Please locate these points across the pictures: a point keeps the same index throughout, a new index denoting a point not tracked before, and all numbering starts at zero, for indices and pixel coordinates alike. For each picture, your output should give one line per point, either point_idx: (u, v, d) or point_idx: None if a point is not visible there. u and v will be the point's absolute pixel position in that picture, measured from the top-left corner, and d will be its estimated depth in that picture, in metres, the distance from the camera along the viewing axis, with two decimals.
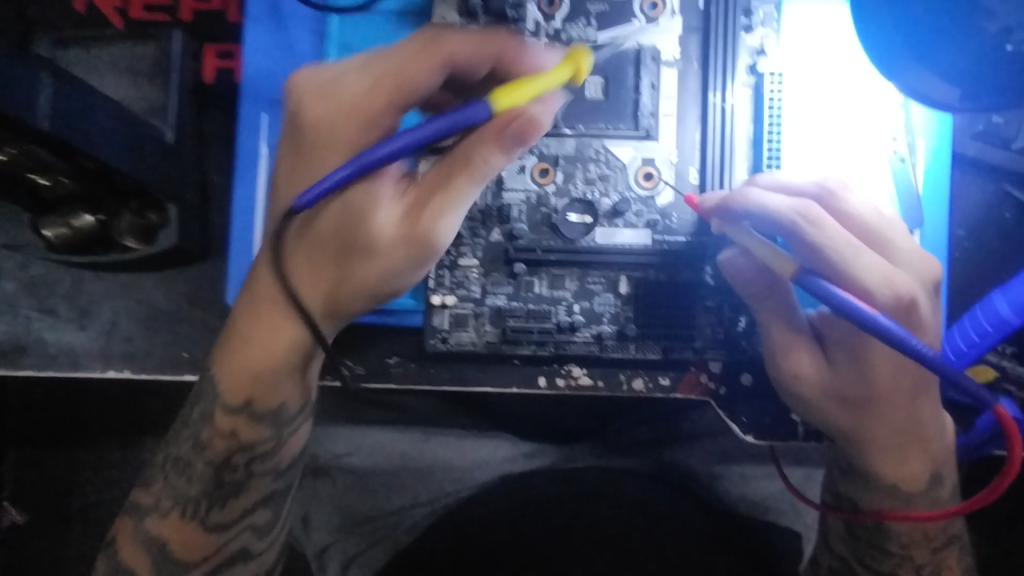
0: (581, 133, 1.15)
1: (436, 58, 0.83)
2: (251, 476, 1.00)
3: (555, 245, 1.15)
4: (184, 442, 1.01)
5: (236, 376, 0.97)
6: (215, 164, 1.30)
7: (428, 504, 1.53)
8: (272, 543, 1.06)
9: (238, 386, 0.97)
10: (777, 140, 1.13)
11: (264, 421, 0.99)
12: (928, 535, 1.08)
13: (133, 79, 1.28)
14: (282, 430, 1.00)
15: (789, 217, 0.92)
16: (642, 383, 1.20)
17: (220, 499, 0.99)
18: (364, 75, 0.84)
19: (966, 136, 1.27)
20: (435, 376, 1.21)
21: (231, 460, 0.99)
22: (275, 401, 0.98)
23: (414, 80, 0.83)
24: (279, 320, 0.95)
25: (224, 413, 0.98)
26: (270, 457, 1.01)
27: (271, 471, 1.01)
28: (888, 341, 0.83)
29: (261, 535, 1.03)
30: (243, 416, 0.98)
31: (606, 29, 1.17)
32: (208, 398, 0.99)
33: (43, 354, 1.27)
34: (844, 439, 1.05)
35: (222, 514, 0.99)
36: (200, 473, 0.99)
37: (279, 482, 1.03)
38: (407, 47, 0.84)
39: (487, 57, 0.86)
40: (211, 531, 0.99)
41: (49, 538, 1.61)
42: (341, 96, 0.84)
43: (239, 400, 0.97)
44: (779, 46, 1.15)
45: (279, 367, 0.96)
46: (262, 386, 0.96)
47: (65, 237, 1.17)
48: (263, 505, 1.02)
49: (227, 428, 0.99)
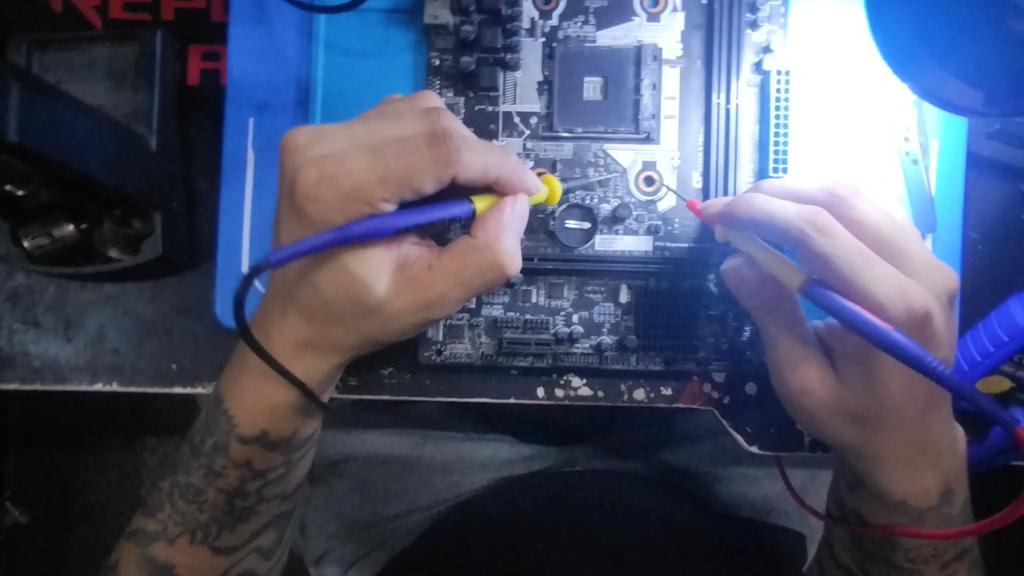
0: (579, 136, 1.11)
1: (443, 170, 0.82)
2: (261, 500, 1.04)
3: (553, 254, 1.11)
4: (194, 470, 1.01)
5: (250, 410, 0.98)
6: (203, 171, 1.30)
7: (427, 508, 1.45)
8: (274, 563, 1.11)
9: (254, 421, 0.98)
10: (784, 143, 1.09)
11: (277, 449, 1.00)
12: (937, 551, 1.03)
13: (113, 83, 1.23)
14: (293, 455, 1.03)
15: (798, 226, 0.86)
16: (643, 394, 1.15)
17: (230, 525, 1.02)
18: (369, 167, 0.82)
19: (979, 135, 1.24)
20: (430, 388, 1.16)
21: (243, 488, 1.02)
22: (288, 430, 0.99)
23: (416, 190, 0.82)
24: (289, 360, 0.94)
25: (239, 444, 0.99)
26: (279, 483, 1.05)
27: (278, 494, 1.05)
28: (901, 357, 0.77)
29: (266, 556, 1.08)
30: (257, 445, 0.99)
31: (604, 27, 1.12)
32: (221, 429, 1.00)
33: (28, 367, 1.27)
34: (853, 455, 1.01)
35: (231, 538, 1.03)
36: (212, 502, 1.01)
37: (285, 505, 1.07)
38: (418, 149, 0.81)
39: (487, 172, 0.86)
40: (220, 554, 1.02)
41: (53, 539, 1.55)
42: (346, 184, 0.82)
43: (254, 434, 0.98)
44: (785, 45, 1.11)
45: (296, 405, 0.97)
46: (277, 420, 0.98)
47: (45, 248, 1.11)
48: (269, 527, 1.07)
49: (241, 458, 1.00)
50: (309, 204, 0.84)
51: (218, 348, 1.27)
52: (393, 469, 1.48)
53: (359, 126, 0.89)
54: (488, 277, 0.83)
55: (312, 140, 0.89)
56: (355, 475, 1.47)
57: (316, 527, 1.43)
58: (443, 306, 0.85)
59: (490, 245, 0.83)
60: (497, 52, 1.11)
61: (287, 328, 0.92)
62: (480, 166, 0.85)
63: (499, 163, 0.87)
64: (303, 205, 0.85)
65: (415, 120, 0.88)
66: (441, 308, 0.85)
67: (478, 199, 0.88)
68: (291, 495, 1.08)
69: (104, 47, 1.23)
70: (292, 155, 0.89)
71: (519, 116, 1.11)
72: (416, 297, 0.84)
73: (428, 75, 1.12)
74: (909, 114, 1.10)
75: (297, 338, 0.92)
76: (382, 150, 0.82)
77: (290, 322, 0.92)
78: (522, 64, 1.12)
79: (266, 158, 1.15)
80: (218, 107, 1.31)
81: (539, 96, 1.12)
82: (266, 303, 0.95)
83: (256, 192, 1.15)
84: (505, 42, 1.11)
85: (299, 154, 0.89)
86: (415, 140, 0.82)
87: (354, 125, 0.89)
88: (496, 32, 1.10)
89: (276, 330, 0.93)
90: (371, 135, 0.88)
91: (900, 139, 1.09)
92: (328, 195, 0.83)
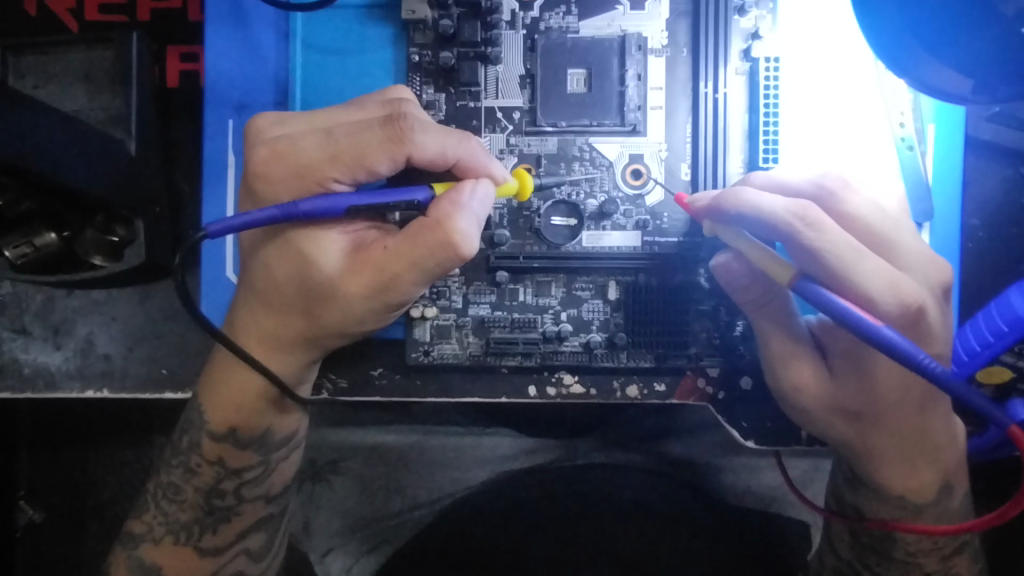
0: (564, 130, 1.08)
1: (396, 150, 0.80)
2: (242, 501, 1.00)
3: (539, 251, 1.09)
4: (173, 469, 0.99)
5: (219, 403, 0.96)
6: (185, 173, 1.30)
7: (428, 505, 1.43)
8: (268, 566, 1.06)
9: (223, 417, 0.96)
10: (774, 131, 1.06)
11: (250, 447, 0.98)
12: (936, 544, 1.01)
13: (91, 88, 1.22)
14: (270, 454, 1.00)
15: (787, 220, 0.83)
16: (636, 390, 1.13)
17: (212, 526, 0.99)
18: (320, 146, 0.81)
19: (979, 119, 1.20)
20: (421, 388, 1.14)
21: (220, 487, 0.99)
22: (260, 427, 0.97)
23: (369, 171, 0.81)
24: (263, 355, 0.92)
25: (211, 441, 0.97)
26: (259, 483, 1.01)
27: (261, 496, 1.01)
28: (893, 355, 0.74)
29: (256, 557, 1.03)
30: (230, 443, 0.97)
31: (587, 16, 1.09)
32: (194, 426, 0.98)
33: (19, 374, 1.28)
34: (846, 450, 0.99)
35: (215, 539, 0.99)
36: (191, 502, 0.98)
37: (270, 506, 1.03)
38: (371, 129, 0.80)
39: (447, 154, 0.84)
40: (205, 556, 0.99)
41: (65, 539, 1.53)
42: (297, 163, 0.82)
43: (223, 430, 0.96)
44: (775, 30, 1.08)
45: (262, 400, 0.95)
46: (245, 415, 0.96)
47: (28, 257, 1.09)
48: (256, 529, 1.02)
49: (214, 455, 0.98)
50: (282, 200, 0.83)
51: (206, 351, 1.27)
52: (390, 465, 1.45)
53: (320, 111, 0.88)
54: (442, 257, 0.79)
55: (272, 122, 0.88)
56: (355, 473, 1.45)
57: (319, 524, 1.43)
58: (400, 288, 0.82)
59: (441, 223, 0.78)
60: (477, 46, 1.09)
61: (252, 319, 0.91)
62: (436, 147, 0.83)
63: (456, 147, 0.84)
64: (277, 206, 0.84)
65: (375, 105, 0.88)
66: (398, 291, 0.82)
67: (437, 183, 0.85)
68: (276, 496, 1.03)
69: (80, 51, 1.22)
70: (252, 139, 0.87)
71: (502, 111, 1.09)
72: (372, 279, 0.82)
73: (407, 70, 1.10)
74: (904, 99, 1.07)
75: (263, 329, 0.91)
76: (335, 131, 0.82)
77: (256, 314, 0.90)
78: (504, 57, 1.09)
79: (246, 159, 1.13)
80: (200, 109, 1.29)
81: (522, 90, 1.09)
82: (234, 295, 0.94)
83: (239, 192, 1.14)
84: (484, 36, 1.08)
85: (258, 136, 0.89)
86: (369, 122, 0.81)
87: (316, 111, 0.89)
88: (475, 26, 1.08)
89: (243, 323, 0.92)
90: (330, 118, 0.87)
91: (895, 125, 1.06)
92: (308, 197, 0.81)
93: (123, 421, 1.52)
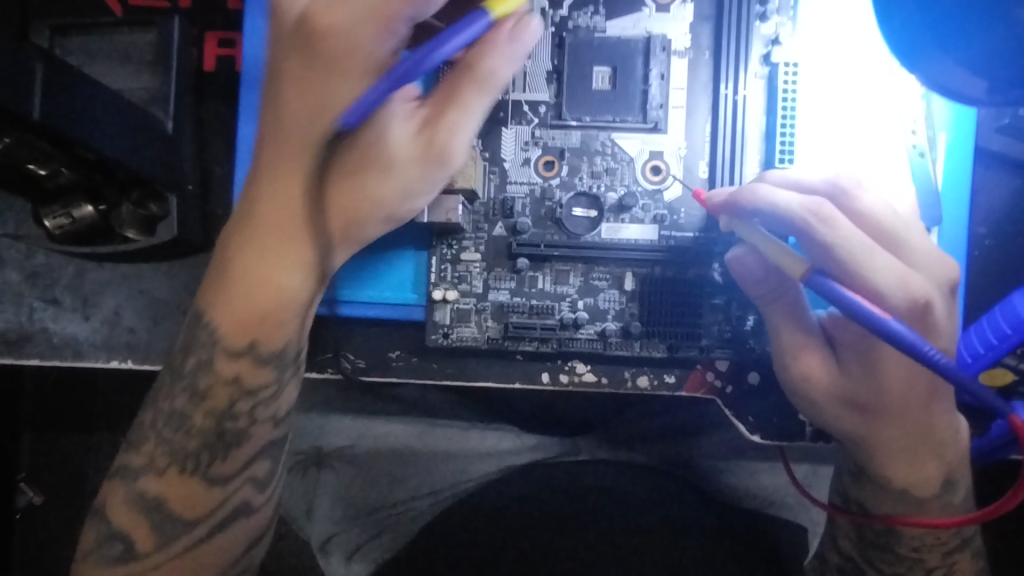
0: (587, 125, 1.12)
1: None
2: (254, 422, 0.93)
3: (558, 241, 1.13)
4: (176, 395, 0.92)
5: (236, 311, 0.91)
6: (216, 154, 1.33)
7: (431, 494, 1.45)
8: (271, 499, 0.98)
9: (242, 328, 0.91)
10: (790, 133, 1.10)
11: (268, 363, 0.93)
12: (940, 539, 1.04)
13: (133, 69, 1.27)
14: (285, 373, 0.95)
15: (801, 216, 0.87)
16: (647, 381, 1.17)
17: (221, 452, 0.91)
18: None
19: (990, 130, 1.25)
20: (436, 371, 1.20)
21: (233, 408, 0.92)
22: (278, 339, 0.93)
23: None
24: (293, 242, 0.91)
25: (226, 359, 0.92)
26: (271, 403, 0.94)
27: (271, 417, 0.94)
28: (898, 346, 0.78)
29: (262, 488, 0.95)
30: (246, 360, 0.92)
31: (614, 17, 1.13)
32: (204, 343, 0.92)
33: (47, 343, 1.32)
34: (852, 443, 1.02)
35: (225, 466, 0.92)
36: (198, 427, 0.91)
37: (280, 430, 0.96)
38: None
39: None
40: (214, 486, 0.91)
41: (64, 521, 1.56)
42: (344, 12, 0.79)
43: (242, 344, 0.91)
44: (795, 36, 1.12)
45: (294, 300, 0.92)
46: (266, 325, 0.91)
47: (65, 228, 1.16)
48: (265, 454, 0.95)
49: (229, 375, 0.92)
50: None
51: None
52: (395, 453, 1.46)
53: None
54: (484, 96, 0.86)
55: None
56: (355, 462, 1.46)
57: (321, 511, 1.45)
58: (451, 140, 0.89)
59: (481, 66, 0.84)
60: None
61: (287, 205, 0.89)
62: None
63: None
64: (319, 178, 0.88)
65: None
66: (448, 142, 0.89)
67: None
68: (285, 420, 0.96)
69: (124, 33, 1.27)
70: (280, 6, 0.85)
71: (528, 104, 1.13)
72: (428, 135, 0.89)
73: None
74: (917, 107, 1.11)
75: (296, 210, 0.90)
76: None
77: (290, 198, 0.89)
78: (531, 53, 1.13)
79: None
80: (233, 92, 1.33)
81: (548, 85, 1.13)
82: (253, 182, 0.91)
83: None
84: None
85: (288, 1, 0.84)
86: None
87: None
88: None
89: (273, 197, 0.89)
90: None
91: (908, 132, 1.10)
92: None
93: (122, 411, 1.54)
